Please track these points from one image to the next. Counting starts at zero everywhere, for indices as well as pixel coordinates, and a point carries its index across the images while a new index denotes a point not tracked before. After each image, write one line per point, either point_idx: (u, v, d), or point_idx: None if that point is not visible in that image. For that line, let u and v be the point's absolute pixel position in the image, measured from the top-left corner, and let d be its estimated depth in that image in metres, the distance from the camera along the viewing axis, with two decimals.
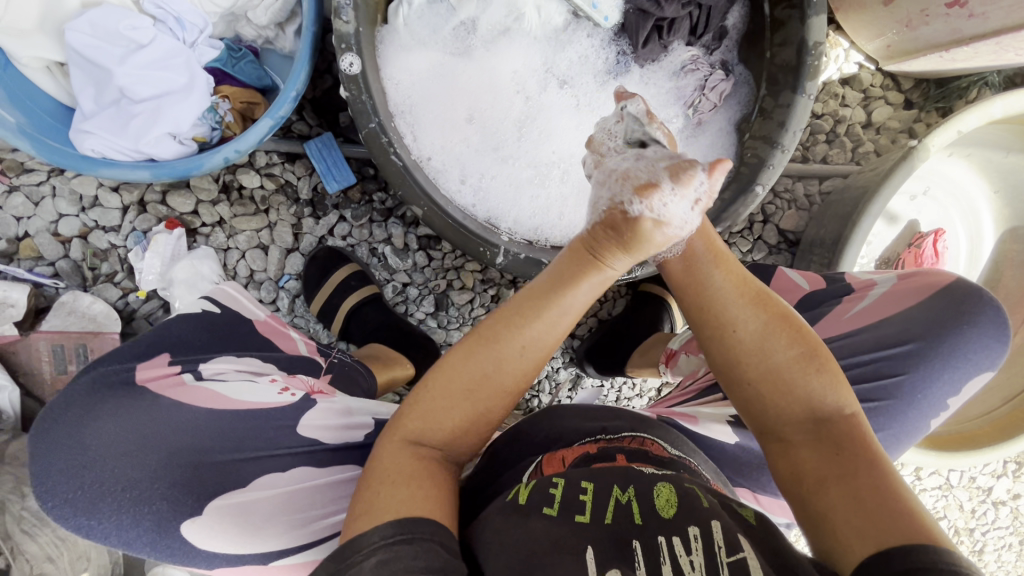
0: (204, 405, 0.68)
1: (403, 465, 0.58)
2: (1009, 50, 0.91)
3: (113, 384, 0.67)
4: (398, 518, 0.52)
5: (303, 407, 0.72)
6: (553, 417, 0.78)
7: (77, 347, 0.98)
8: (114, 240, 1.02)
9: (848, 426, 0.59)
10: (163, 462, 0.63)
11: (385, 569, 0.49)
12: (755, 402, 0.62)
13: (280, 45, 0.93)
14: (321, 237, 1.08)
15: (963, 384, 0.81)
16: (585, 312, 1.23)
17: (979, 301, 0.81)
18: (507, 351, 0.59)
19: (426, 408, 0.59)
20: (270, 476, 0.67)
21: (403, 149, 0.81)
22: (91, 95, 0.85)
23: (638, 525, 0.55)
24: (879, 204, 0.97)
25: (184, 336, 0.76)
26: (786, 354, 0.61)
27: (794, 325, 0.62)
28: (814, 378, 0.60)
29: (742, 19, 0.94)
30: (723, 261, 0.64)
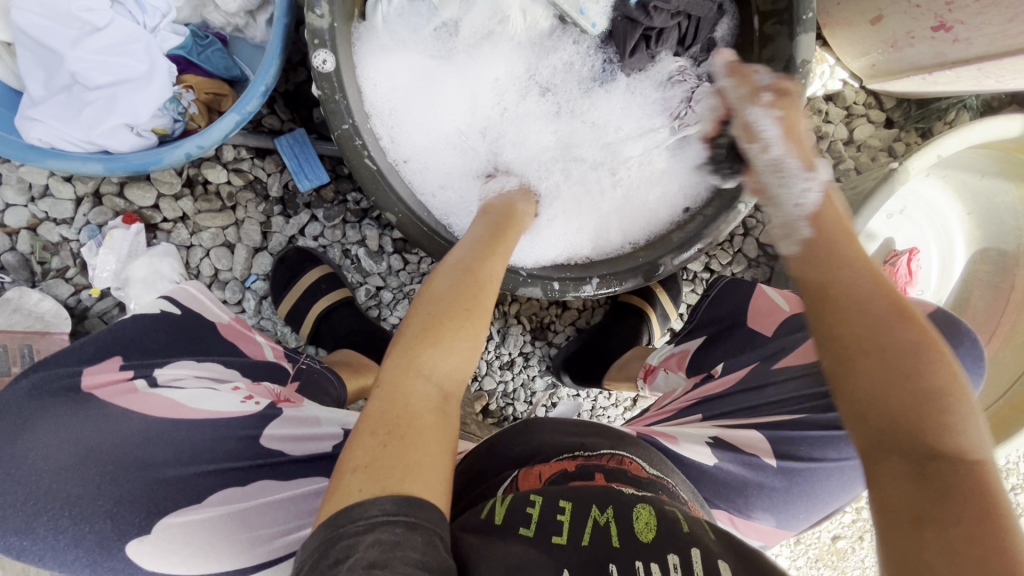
0: (162, 414, 0.65)
1: (410, 406, 0.52)
2: (991, 76, 0.91)
3: (56, 392, 0.63)
4: (400, 493, 0.46)
5: (268, 415, 0.71)
6: (528, 429, 0.75)
7: (21, 348, 0.91)
8: (66, 234, 0.96)
9: (982, 469, 0.44)
10: (108, 476, 0.60)
11: (382, 551, 0.43)
12: (872, 404, 0.48)
13: (249, 34, 0.88)
14: (291, 236, 1.04)
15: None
16: (564, 320, 1.21)
17: (959, 334, 0.81)
18: (487, 293, 0.65)
19: (434, 344, 0.57)
20: (227, 491, 0.64)
21: (378, 152, 0.78)
22: (40, 79, 0.78)
23: (614, 549, 0.53)
24: (859, 225, 0.97)
25: (138, 338, 0.71)
26: (934, 378, 0.47)
27: (907, 323, 0.51)
28: (943, 417, 0.46)
29: (731, 32, 0.92)
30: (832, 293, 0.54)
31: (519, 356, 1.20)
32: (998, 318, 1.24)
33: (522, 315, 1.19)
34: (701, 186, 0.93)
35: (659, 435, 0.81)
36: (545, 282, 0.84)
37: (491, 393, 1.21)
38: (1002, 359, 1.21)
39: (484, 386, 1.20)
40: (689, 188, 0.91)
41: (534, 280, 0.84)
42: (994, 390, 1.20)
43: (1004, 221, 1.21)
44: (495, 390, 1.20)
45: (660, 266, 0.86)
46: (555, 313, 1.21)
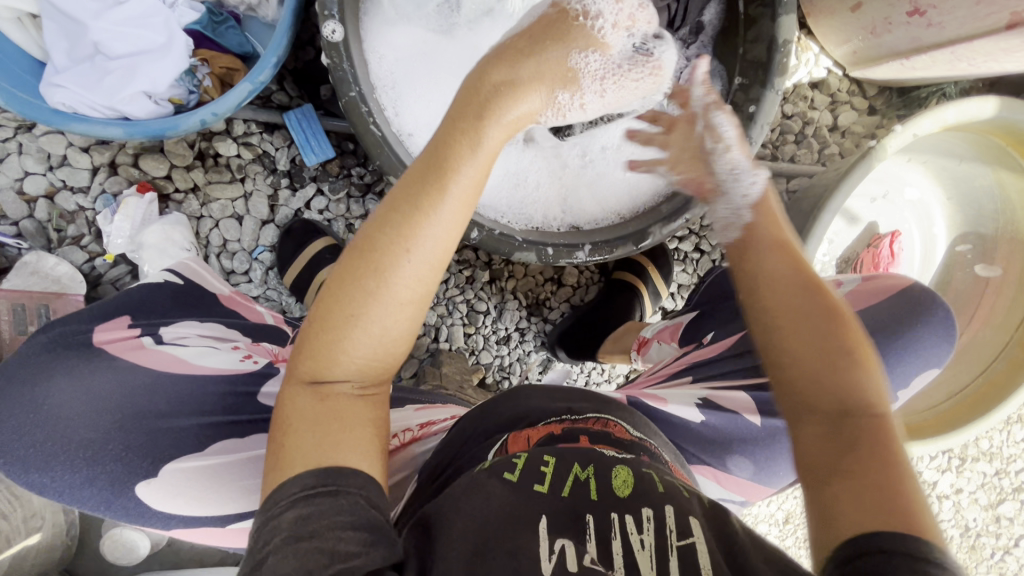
0: (166, 368, 0.68)
1: (307, 406, 0.56)
2: (963, 60, 0.96)
3: (71, 345, 0.67)
4: (319, 469, 0.52)
5: (266, 373, 0.73)
6: (517, 396, 0.81)
7: (38, 309, 0.95)
8: (82, 203, 1.01)
9: (881, 419, 0.56)
10: (119, 423, 0.63)
11: (306, 525, 0.49)
12: (784, 379, 0.59)
13: (262, 13, 0.93)
14: (297, 210, 1.08)
15: (913, 378, 0.87)
16: (559, 296, 1.26)
17: (930, 305, 0.87)
18: (398, 263, 0.54)
19: (318, 345, 0.56)
20: (227, 443, 0.67)
21: (383, 120, 0.82)
22: (64, 49, 0.83)
23: (592, 500, 0.56)
24: (839, 200, 1.03)
25: (147, 299, 0.76)
26: (832, 335, 0.58)
27: (831, 302, 0.60)
28: (847, 370, 0.57)
29: (718, 16, 0.97)
30: (784, 250, 0.64)
31: (516, 331, 1.24)
32: (978, 299, 1.29)
33: (519, 291, 1.24)
34: None
35: (649, 396, 0.87)
36: (540, 248, 0.88)
37: (488, 366, 1.24)
38: (982, 339, 1.27)
39: (481, 360, 1.24)
40: (676, 164, 0.98)
41: (530, 244, 0.88)
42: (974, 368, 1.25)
43: (983, 206, 1.26)
44: (492, 363, 1.24)
45: (650, 234, 0.90)
46: (550, 290, 1.25)
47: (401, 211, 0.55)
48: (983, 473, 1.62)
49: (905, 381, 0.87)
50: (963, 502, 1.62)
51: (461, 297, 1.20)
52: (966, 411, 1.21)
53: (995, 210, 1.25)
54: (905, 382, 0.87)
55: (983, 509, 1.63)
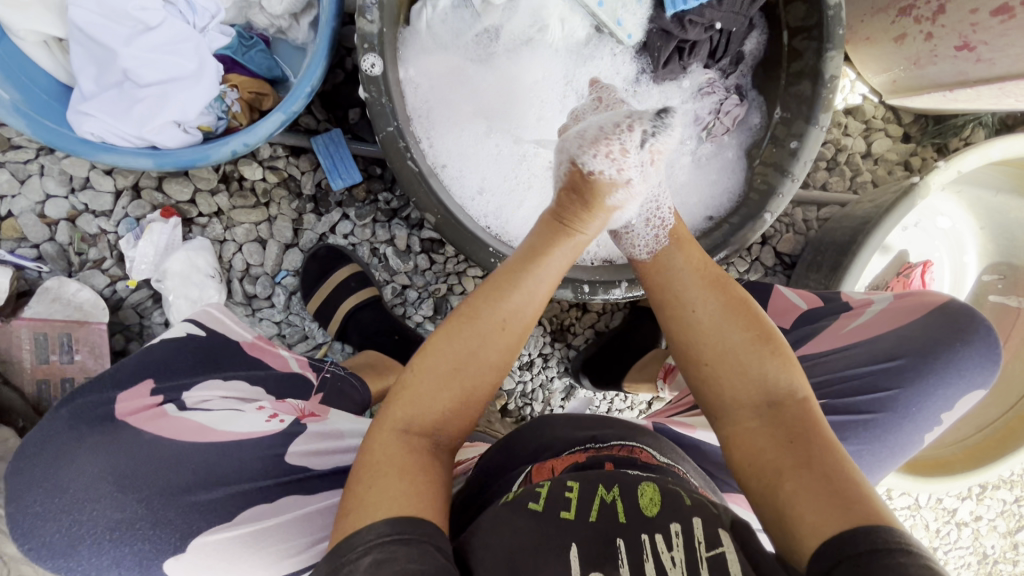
0: (189, 439, 0.65)
1: (395, 452, 0.57)
2: (1010, 96, 0.94)
3: (93, 420, 0.64)
4: (398, 515, 0.52)
5: (293, 432, 0.71)
6: (545, 426, 0.81)
7: (61, 337, 0.93)
8: (104, 226, 0.98)
9: (798, 400, 0.63)
10: (144, 501, 0.59)
11: (381, 569, 0.48)
12: (710, 383, 0.66)
13: (292, 36, 0.91)
14: (322, 234, 1.06)
15: (956, 400, 0.82)
16: (583, 323, 1.23)
17: (973, 322, 0.83)
18: (496, 334, 0.62)
19: (414, 395, 0.60)
20: (254, 509, 0.64)
21: (419, 154, 0.80)
22: (91, 75, 0.81)
23: (621, 524, 0.56)
24: (879, 237, 1.00)
25: (168, 360, 0.73)
26: (740, 334, 0.66)
27: (752, 313, 0.67)
28: (765, 366, 0.64)
29: (760, 46, 0.95)
30: (687, 247, 0.73)
31: (539, 357, 1.22)
32: (1008, 331, 1.27)
33: (543, 317, 1.21)
34: (726, 196, 0.96)
35: (676, 424, 0.89)
36: (575, 284, 0.86)
37: (510, 393, 1.22)
38: (1013, 372, 1.25)
39: (503, 386, 1.22)
40: (714, 199, 0.95)
41: (565, 281, 0.86)
42: (1004, 402, 1.23)
43: (1016, 235, 1.24)
44: (514, 389, 1.22)
45: None
46: (575, 316, 1.23)
47: (500, 290, 0.63)
48: (1002, 500, 1.60)
49: (948, 402, 0.82)
50: (981, 530, 1.61)
51: None
52: (997, 446, 1.19)
53: None
54: (947, 406, 0.83)
55: (1001, 537, 1.62)
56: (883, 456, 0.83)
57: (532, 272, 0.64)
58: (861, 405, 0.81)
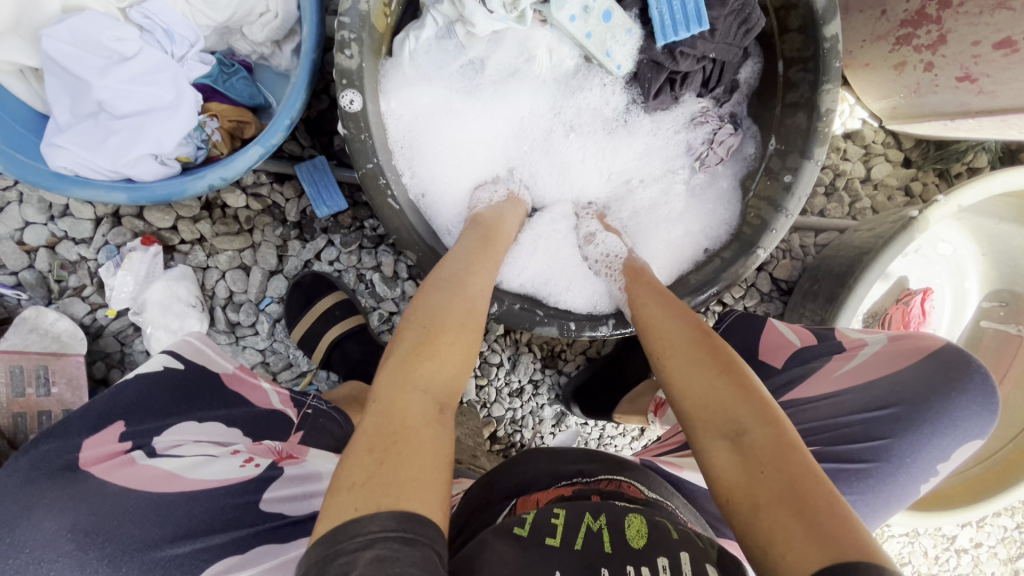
0: (158, 488, 0.62)
1: (411, 417, 0.53)
2: (1013, 128, 0.91)
3: (51, 470, 0.60)
4: (400, 507, 0.46)
5: (268, 477, 0.69)
6: (526, 460, 0.79)
7: (37, 369, 0.91)
8: (84, 253, 0.97)
9: (775, 426, 0.57)
10: (108, 559, 0.55)
11: (382, 565, 0.42)
12: (683, 414, 0.62)
13: (274, 62, 0.89)
14: (307, 261, 1.04)
15: (951, 451, 0.80)
16: (575, 349, 1.21)
17: (969, 367, 0.80)
18: (476, 305, 0.65)
19: (423, 355, 0.58)
20: (226, 561, 0.60)
21: (400, 189, 0.78)
22: (66, 105, 0.79)
23: (608, 554, 0.55)
24: (877, 270, 0.97)
25: (142, 401, 0.71)
26: (714, 362, 0.63)
27: (716, 349, 0.65)
28: (729, 388, 0.60)
29: (755, 74, 0.92)
30: (654, 293, 0.75)
31: (529, 383, 1.20)
32: (1009, 360, 1.25)
33: (534, 343, 1.19)
34: (721, 229, 0.92)
35: (662, 462, 0.88)
36: (561, 322, 0.84)
37: (500, 420, 1.20)
38: (1014, 402, 1.23)
39: (492, 413, 1.20)
40: (708, 231, 0.93)
41: (550, 319, 0.84)
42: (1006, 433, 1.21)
43: (1019, 263, 1.22)
44: (504, 416, 1.20)
45: None
46: (566, 342, 1.21)
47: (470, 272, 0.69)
48: (1004, 527, 1.57)
49: (942, 455, 0.80)
50: (982, 557, 1.58)
51: None
52: (997, 480, 1.16)
53: None
54: (944, 456, 0.80)
55: (1001, 564, 1.59)
56: (877, 507, 0.80)
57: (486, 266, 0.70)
58: (851, 455, 0.79)
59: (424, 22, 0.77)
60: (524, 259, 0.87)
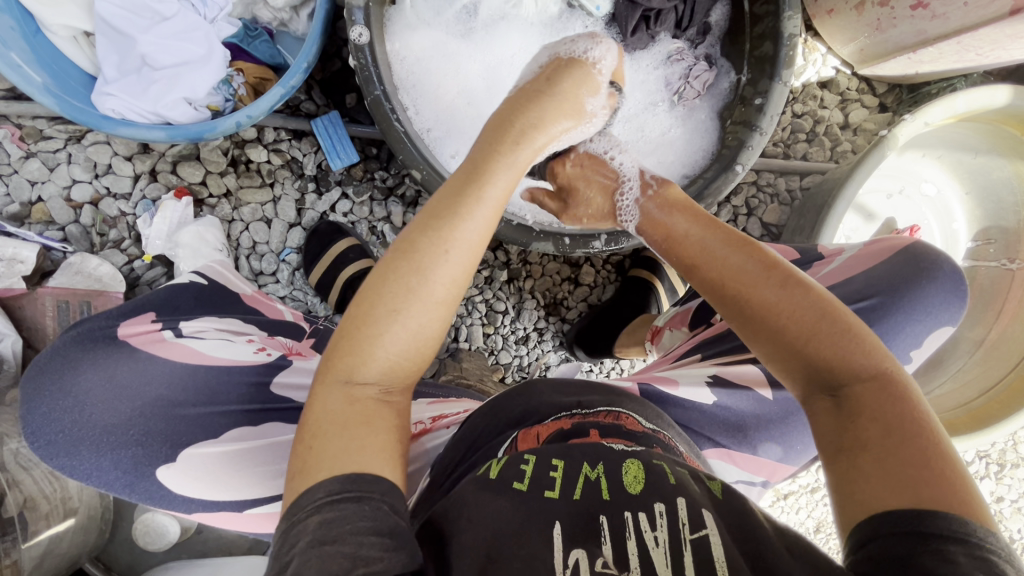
0: (183, 360, 0.71)
1: (337, 407, 0.56)
2: (971, 50, 0.98)
3: (96, 338, 0.70)
4: (348, 475, 0.52)
5: (278, 365, 0.77)
6: (531, 392, 0.83)
7: (82, 305, 1.01)
8: (124, 208, 1.07)
9: (879, 386, 0.55)
10: (140, 409, 0.66)
11: (331, 530, 0.49)
12: (774, 376, 0.61)
13: (293, 28, 0.99)
14: (323, 213, 1.13)
15: (925, 337, 0.84)
16: (576, 296, 1.27)
17: (937, 259, 0.85)
18: (439, 258, 0.58)
19: (352, 345, 0.57)
20: (241, 429, 0.70)
21: (405, 119, 0.87)
22: (114, 62, 0.90)
23: (604, 500, 0.58)
24: (853, 190, 1.04)
25: (170, 298, 0.79)
26: (812, 319, 0.59)
27: (821, 301, 0.60)
28: (841, 350, 0.57)
29: (725, 17, 1.01)
30: (747, 244, 0.67)
31: (534, 331, 1.26)
32: (1005, 293, 1.27)
33: (536, 291, 1.25)
34: (703, 155, 1.00)
35: (660, 380, 0.89)
36: (557, 238, 0.91)
37: (507, 366, 1.26)
38: (1013, 334, 1.23)
39: (499, 360, 1.25)
40: (690, 158, 1.00)
41: (546, 235, 0.91)
42: (1005, 363, 1.22)
43: (1003, 198, 1.25)
44: (511, 363, 1.26)
45: None
46: (567, 289, 1.27)
47: (442, 214, 0.60)
48: None
49: (916, 342, 0.83)
50: (1005, 512, 1.55)
51: (480, 297, 1.23)
52: (1000, 408, 1.17)
53: (1015, 203, 1.24)
54: (918, 343, 0.83)
55: None
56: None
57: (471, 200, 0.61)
58: None
59: None
60: (516, 191, 0.99)
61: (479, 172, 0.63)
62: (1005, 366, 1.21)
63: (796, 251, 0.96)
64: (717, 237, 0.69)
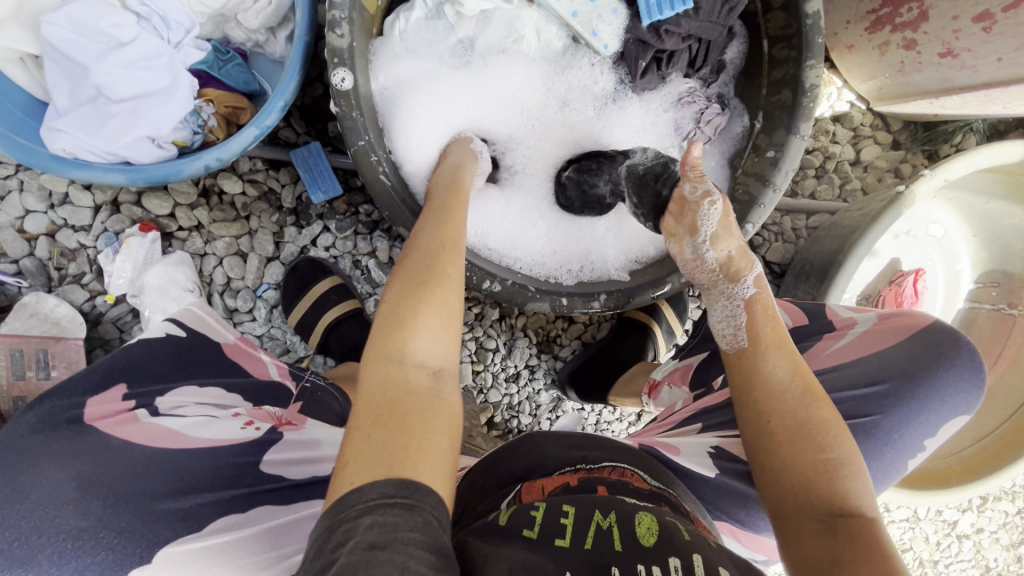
0: (160, 444, 0.70)
1: (391, 392, 0.55)
2: (997, 103, 0.93)
3: (59, 424, 0.69)
4: (396, 476, 0.48)
5: (268, 441, 0.76)
6: (534, 445, 0.77)
7: (37, 353, 0.93)
8: (84, 241, 0.98)
9: (870, 524, 0.58)
10: (111, 508, 0.63)
11: (382, 533, 0.44)
12: (775, 488, 0.64)
13: (269, 50, 0.91)
14: (303, 247, 1.05)
15: (937, 426, 0.80)
16: (570, 334, 1.22)
17: (956, 346, 0.81)
18: (437, 294, 0.62)
19: (393, 328, 0.59)
20: (226, 519, 0.67)
21: (392, 168, 0.79)
22: (65, 91, 0.80)
23: (617, 552, 0.55)
24: (866, 246, 0.99)
25: (145, 365, 0.80)
26: (830, 450, 0.63)
27: (835, 428, 0.64)
28: (843, 483, 0.61)
29: (741, 55, 0.94)
30: (782, 349, 0.70)
31: (525, 369, 1.21)
32: (1004, 339, 1.24)
33: (529, 328, 1.20)
34: None
35: (661, 445, 0.86)
36: (553, 297, 0.85)
37: (496, 406, 1.21)
38: (1009, 382, 1.22)
39: (489, 399, 1.20)
40: None
41: (542, 294, 0.85)
42: (998, 413, 1.20)
43: (1010, 243, 1.22)
44: (500, 403, 1.21)
45: (666, 282, 0.86)
46: (561, 327, 1.22)
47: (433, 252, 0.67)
48: (1005, 512, 1.56)
49: (930, 431, 0.80)
50: (983, 542, 1.57)
51: (470, 335, 1.17)
52: (991, 459, 1.15)
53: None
54: (931, 432, 0.81)
55: (1004, 549, 1.58)
56: None
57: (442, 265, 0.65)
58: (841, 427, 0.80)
59: (414, 4, 0.82)
60: (518, 244, 0.91)
61: (450, 218, 0.71)
62: (998, 415, 1.20)
63: (806, 314, 0.91)
64: (756, 334, 0.71)
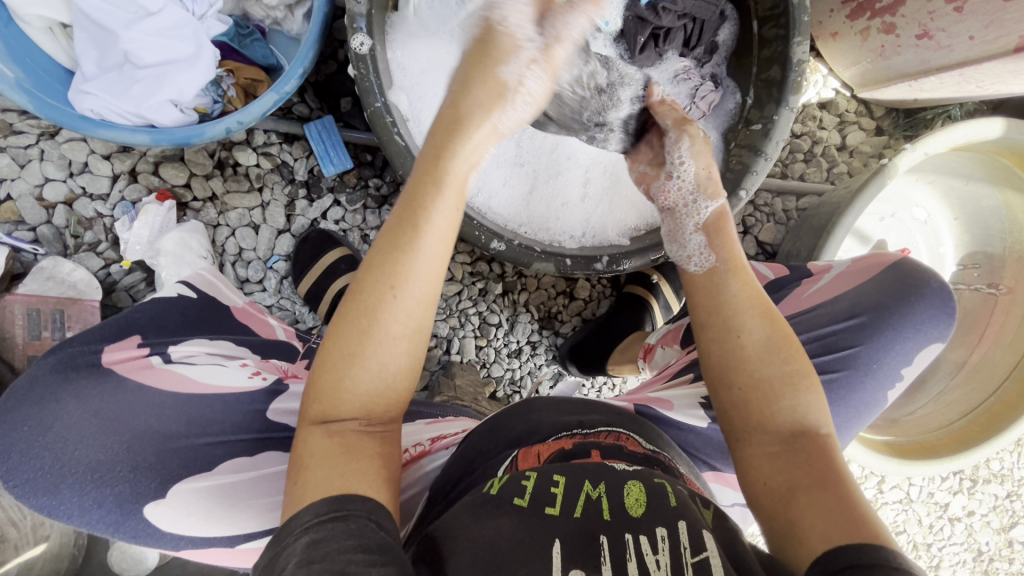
0: (176, 388, 0.69)
1: (324, 450, 0.53)
2: (972, 82, 1.00)
3: (78, 367, 0.68)
4: (334, 496, 0.50)
5: (274, 390, 0.75)
6: (528, 410, 0.76)
7: (54, 314, 0.95)
8: (100, 209, 1.01)
9: (821, 438, 0.62)
10: (128, 443, 0.64)
11: (319, 548, 0.46)
12: (740, 406, 0.64)
13: (286, 27, 0.94)
14: (314, 219, 1.09)
15: (913, 354, 0.85)
16: (571, 310, 1.26)
17: (924, 278, 0.86)
18: (388, 304, 0.53)
19: (323, 390, 0.55)
20: (236, 461, 0.68)
21: (405, 131, 0.83)
22: (93, 57, 0.85)
23: (605, 521, 0.55)
24: (852, 217, 1.04)
25: (158, 318, 0.78)
26: (777, 369, 0.64)
27: (795, 347, 0.65)
28: (799, 399, 0.63)
29: (733, 36, 0.99)
30: (741, 272, 0.70)
31: (527, 344, 1.24)
32: (987, 319, 1.28)
33: (531, 304, 1.23)
34: None
35: (654, 401, 0.88)
36: (558, 259, 0.88)
37: (499, 380, 1.24)
38: (992, 358, 1.25)
39: (491, 373, 1.23)
40: None
41: (547, 255, 0.88)
42: (984, 388, 1.23)
43: (990, 225, 1.27)
44: (503, 377, 1.23)
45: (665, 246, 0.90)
46: (563, 303, 1.25)
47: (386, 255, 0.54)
48: (994, 495, 1.60)
49: (906, 359, 0.84)
50: (975, 526, 1.60)
51: (474, 310, 1.20)
52: (980, 431, 1.18)
53: (1002, 231, 1.26)
54: (906, 359, 0.85)
55: (995, 533, 1.61)
56: (849, 416, 0.83)
57: (414, 231, 0.55)
58: (835, 382, 0.82)
59: None
60: (520, 209, 0.96)
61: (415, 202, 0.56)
62: (983, 389, 1.23)
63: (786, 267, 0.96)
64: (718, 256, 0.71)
